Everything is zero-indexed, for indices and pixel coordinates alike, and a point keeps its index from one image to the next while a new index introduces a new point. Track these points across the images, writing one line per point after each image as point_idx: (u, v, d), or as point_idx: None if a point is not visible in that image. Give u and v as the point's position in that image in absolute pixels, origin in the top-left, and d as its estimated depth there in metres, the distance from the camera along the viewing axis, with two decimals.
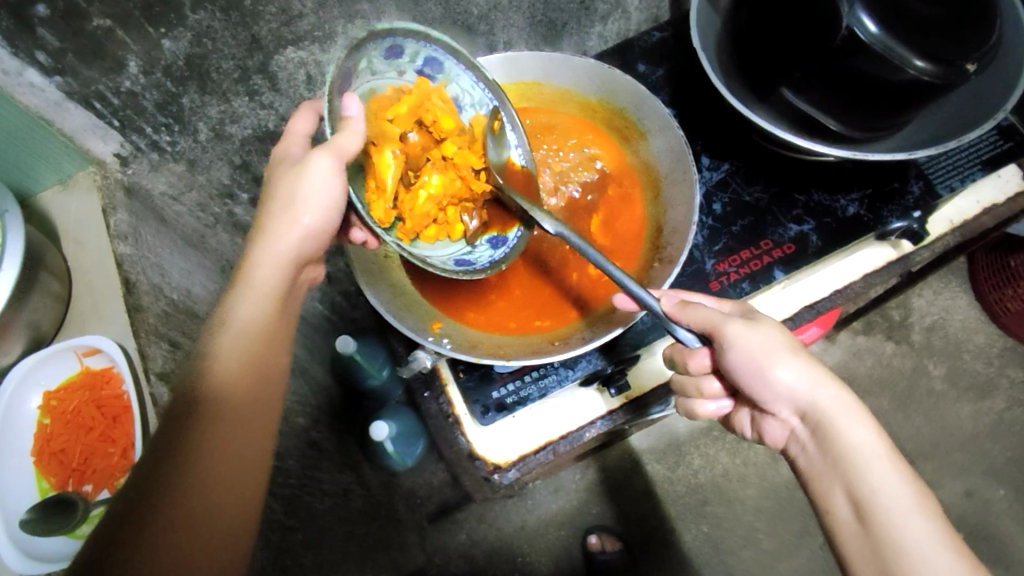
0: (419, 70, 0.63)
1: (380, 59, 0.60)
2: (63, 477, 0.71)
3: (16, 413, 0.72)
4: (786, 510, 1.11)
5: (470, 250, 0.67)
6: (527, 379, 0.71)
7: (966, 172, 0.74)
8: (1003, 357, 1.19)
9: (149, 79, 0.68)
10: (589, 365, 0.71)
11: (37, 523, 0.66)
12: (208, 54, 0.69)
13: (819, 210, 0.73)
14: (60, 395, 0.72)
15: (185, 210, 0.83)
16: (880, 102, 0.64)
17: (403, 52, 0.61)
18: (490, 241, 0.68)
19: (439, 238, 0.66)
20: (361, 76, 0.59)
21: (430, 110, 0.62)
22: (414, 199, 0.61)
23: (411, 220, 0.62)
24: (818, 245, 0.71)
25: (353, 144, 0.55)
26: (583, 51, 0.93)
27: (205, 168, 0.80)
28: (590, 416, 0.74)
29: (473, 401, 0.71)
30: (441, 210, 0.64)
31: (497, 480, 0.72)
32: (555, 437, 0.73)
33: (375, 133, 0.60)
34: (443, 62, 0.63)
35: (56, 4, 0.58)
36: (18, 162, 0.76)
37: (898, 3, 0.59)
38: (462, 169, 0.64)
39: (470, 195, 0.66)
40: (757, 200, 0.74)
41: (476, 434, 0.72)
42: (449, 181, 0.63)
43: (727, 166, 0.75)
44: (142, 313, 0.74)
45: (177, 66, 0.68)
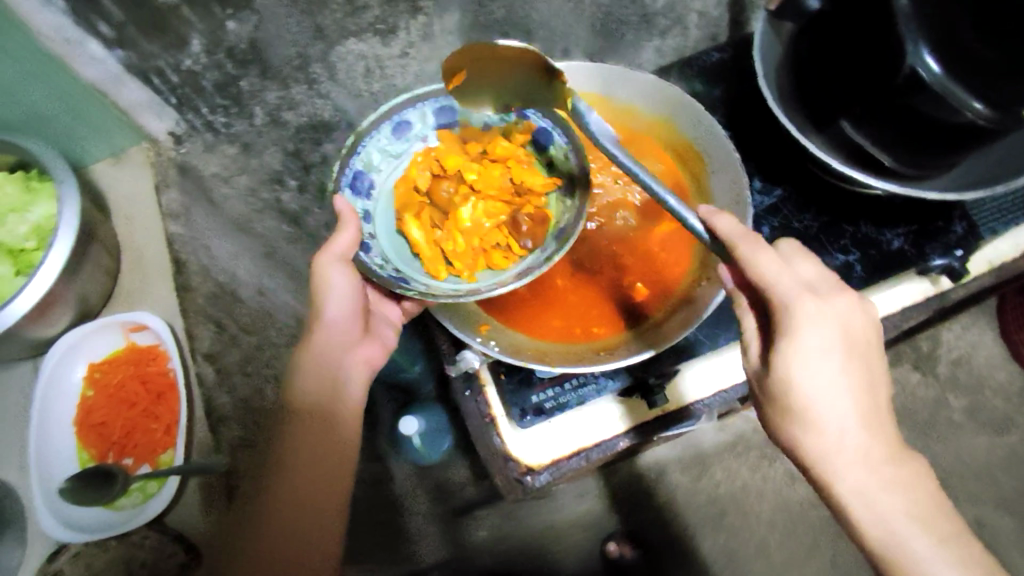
0: (437, 123, 0.69)
1: (388, 138, 0.68)
2: (104, 449, 0.73)
3: (60, 384, 0.73)
4: (797, 525, 1.13)
5: (542, 252, 0.65)
6: (566, 386, 0.73)
7: (1012, 217, 0.76)
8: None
9: (211, 59, 0.68)
10: (629, 377, 0.73)
11: (81, 487, 0.68)
12: (271, 40, 0.68)
13: (865, 242, 0.74)
14: (104, 368, 0.74)
15: (234, 194, 0.79)
16: (936, 143, 0.65)
17: (412, 122, 0.69)
18: (557, 235, 0.66)
19: (507, 263, 0.66)
20: (377, 166, 0.68)
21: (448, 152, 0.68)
22: (453, 239, 0.65)
23: (459, 260, 0.65)
24: (862, 275, 0.73)
25: (346, 242, 0.62)
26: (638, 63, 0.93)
27: (259, 153, 0.78)
28: (625, 426, 0.74)
29: (512, 404, 0.72)
30: (490, 238, 0.66)
31: (530, 482, 0.73)
32: (588, 444, 0.73)
33: (404, 203, 0.68)
34: (454, 107, 0.69)
35: None
36: (77, 135, 0.77)
37: (963, 49, 0.61)
38: (497, 188, 0.68)
39: (514, 203, 0.67)
40: (806, 227, 0.75)
41: (511, 436, 0.73)
42: (487, 206, 0.66)
43: (779, 191, 0.77)
44: (190, 293, 0.81)
45: (239, 49, 0.67)
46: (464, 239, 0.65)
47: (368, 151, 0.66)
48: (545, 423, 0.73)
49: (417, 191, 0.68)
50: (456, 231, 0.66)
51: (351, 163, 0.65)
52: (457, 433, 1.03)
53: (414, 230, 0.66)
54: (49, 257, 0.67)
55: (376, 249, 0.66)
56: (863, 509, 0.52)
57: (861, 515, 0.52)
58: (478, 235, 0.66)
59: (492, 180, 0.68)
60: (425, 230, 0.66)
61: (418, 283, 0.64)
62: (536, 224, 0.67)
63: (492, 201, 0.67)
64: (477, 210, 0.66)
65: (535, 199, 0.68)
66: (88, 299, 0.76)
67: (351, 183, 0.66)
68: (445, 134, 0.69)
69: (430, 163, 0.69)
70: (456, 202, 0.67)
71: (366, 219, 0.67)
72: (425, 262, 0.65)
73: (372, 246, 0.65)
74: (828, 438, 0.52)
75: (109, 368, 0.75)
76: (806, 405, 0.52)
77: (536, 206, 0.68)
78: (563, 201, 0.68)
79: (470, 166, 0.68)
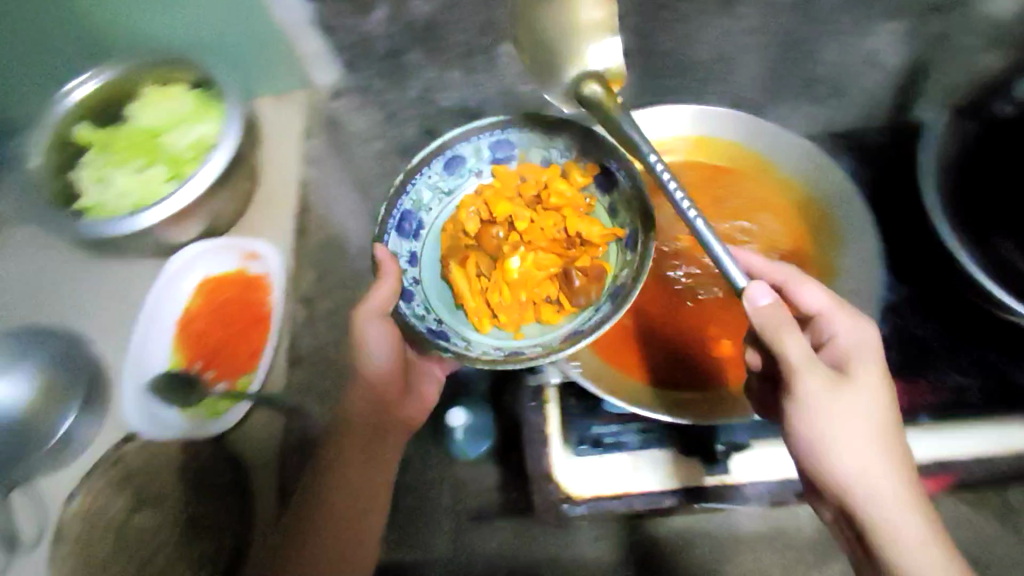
0: (490, 158, 0.77)
1: (440, 172, 0.76)
2: (192, 356, 0.78)
3: (173, 287, 0.80)
4: None
5: (594, 310, 0.68)
6: (630, 427, 0.74)
7: None
8: None
9: (393, 26, 0.79)
10: (693, 437, 0.73)
11: (166, 389, 0.76)
12: (449, 23, 0.79)
13: (987, 367, 0.69)
14: (215, 284, 0.81)
15: (369, 155, 0.85)
16: None
17: (462, 161, 0.77)
18: (609, 292, 0.69)
19: (557, 317, 0.71)
20: (426, 205, 0.76)
21: (497, 204, 0.74)
22: (503, 294, 0.71)
23: (503, 314, 0.70)
24: (977, 402, 0.68)
25: (381, 300, 0.69)
26: None
27: (400, 123, 0.84)
28: (677, 484, 0.72)
29: (573, 428, 0.75)
30: (539, 292, 0.71)
31: (566, 510, 0.72)
32: (634, 491, 0.71)
33: (451, 251, 0.74)
34: (508, 140, 0.76)
35: None
36: (254, 62, 0.83)
37: None
38: (550, 237, 0.73)
39: (568, 256, 0.72)
40: (925, 335, 0.71)
41: (561, 461, 0.72)
42: (540, 258, 0.72)
43: (905, 291, 0.73)
44: (304, 237, 0.85)
45: (417, 25, 0.78)
46: (511, 292, 0.71)
47: (416, 188, 0.75)
48: (598, 457, 0.73)
49: (465, 238, 0.75)
50: (505, 282, 0.71)
51: (399, 205, 0.73)
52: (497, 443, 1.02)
53: (462, 280, 0.71)
54: (211, 160, 0.73)
55: (420, 296, 0.73)
56: (894, 525, 0.58)
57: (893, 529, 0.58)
58: (530, 286, 0.71)
59: (545, 231, 0.73)
60: (468, 284, 0.72)
61: (460, 338, 0.70)
62: (590, 277, 0.71)
63: (545, 252, 0.72)
64: (526, 260, 0.71)
65: (592, 250, 0.73)
66: (218, 218, 0.81)
67: (399, 225, 0.73)
68: (501, 169, 0.77)
69: (481, 208, 0.75)
70: (507, 250, 0.72)
71: (411, 261, 0.74)
72: (471, 312, 0.71)
73: (416, 295, 0.73)
74: (867, 464, 0.59)
75: (218, 286, 0.81)
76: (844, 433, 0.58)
77: (594, 256, 0.72)
78: (621, 253, 0.72)
79: (522, 213, 0.73)
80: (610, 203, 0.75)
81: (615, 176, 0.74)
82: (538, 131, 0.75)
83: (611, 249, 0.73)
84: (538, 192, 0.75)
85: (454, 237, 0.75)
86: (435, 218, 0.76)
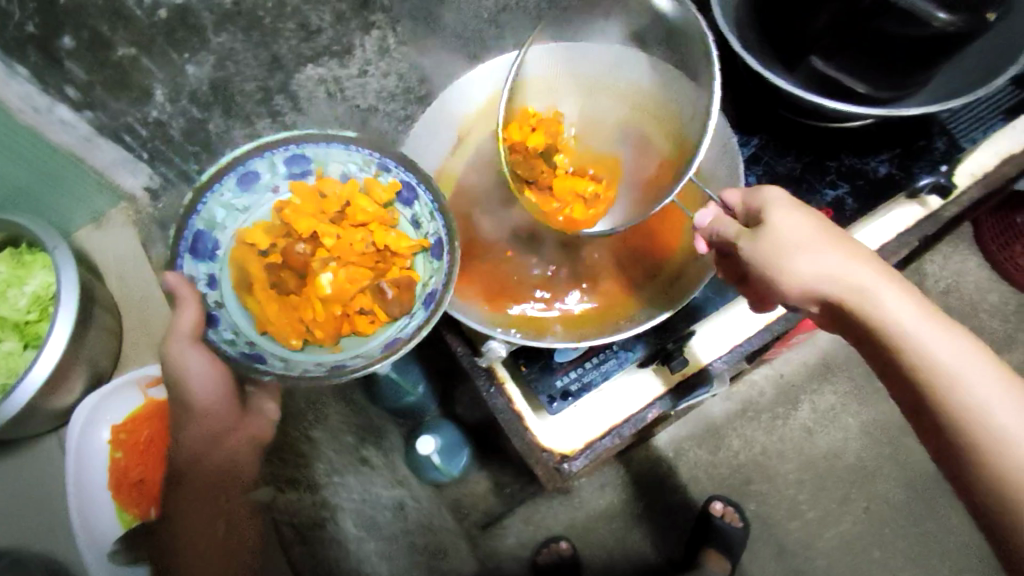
0: (288, 175, 0.66)
1: (232, 191, 0.64)
2: (145, 506, 0.76)
3: (87, 448, 0.76)
4: (826, 481, 1.12)
5: (405, 320, 0.63)
6: (589, 364, 0.72)
7: (987, 123, 0.79)
8: (1019, 314, 1.22)
9: (175, 107, 0.77)
10: (647, 347, 0.73)
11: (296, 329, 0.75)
12: (231, 78, 0.76)
13: (850, 173, 0.78)
14: (129, 428, 0.78)
15: (353, 74, 0.84)
16: (898, 59, 0.64)
17: (258, 175, 0.65)
18: (422, 299, 0.63)
19: (373, 328, 0.64)
20: (221, 224, 0.63)
21: (328, 232, 0.65)
22: (311, 307, 0.62)
23: (319, 330, 0.62)
24: (854, 207, 0.77)
25: (190, 320, 0.59)
26: (955, 135, 0.78)
27: (317, 31, 0.76)
28: (651, 396, 0.74)
29: (538, 392, 0.72)
30: (352, 304, 0.64)
31: (567, 469, 0.73)
32: (617, 421, 0.74)
33: (243, 276, 0.64)
34: (305, 153, 0.65)
35: (82, 37, 0.64)
36: None
37: (867, 19, 0.61)
38: (358, 253, 0.65)
39: (378, 269, 0.66)
40: (790, 170, 0.79)
41: (539, 427, 0.73)
42: (349, 275, 0.64)
43: (756, 141, 0.81)
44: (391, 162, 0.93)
45: (200, 91, 0.76)
46: (324, 310, 0.62)
47: (207, 207, 0.62)
48: (571, 407, 0.73)
49: (257, 249, 0.64)
50: (313, 297, 0.63)
51: (189, 226, 0.61)
52: (654, 470, 1.11)
53: (255, 308, 0.63)
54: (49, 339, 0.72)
55: (227, 320, 0.62)
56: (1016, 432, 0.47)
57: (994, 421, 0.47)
58: (340, 301, 0.63)
59: (355, 246, 0.65)
60: (241, 285, 0.64)
61: (275, 357, 0.61)
62: (400, 287, 0.63)
63: (353, 266, 0.65)
64: (339, 280, 0.63)
65: (399, 261, 0.66)
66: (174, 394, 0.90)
67: (191, 246, 0.62)
68: (299, 187, 0.65)
69: (278, 226, 0.66)
70: (314, 266, 0.63)
71: (211, 284, 0.62)
72: (274, 329, 0.62)
73: (222, 320, 0.62)
74: (950, 362, 0.50)
75: (133, 428, 0.78)
76: (834, 274, 0.54)
77: (399, 267, 0.66)
78: (428, 261, 0.65)
79: (327, 229, 0.65)
80: (415, 216, 0.66)
81: (416, 190, 0.65)
82: (424, 190, 0.65)
83: (419, 259, 0.66)
84: (346, 198, 0.66)
85: (247, 252, 0.64)
86: (232, 234, 0.65)
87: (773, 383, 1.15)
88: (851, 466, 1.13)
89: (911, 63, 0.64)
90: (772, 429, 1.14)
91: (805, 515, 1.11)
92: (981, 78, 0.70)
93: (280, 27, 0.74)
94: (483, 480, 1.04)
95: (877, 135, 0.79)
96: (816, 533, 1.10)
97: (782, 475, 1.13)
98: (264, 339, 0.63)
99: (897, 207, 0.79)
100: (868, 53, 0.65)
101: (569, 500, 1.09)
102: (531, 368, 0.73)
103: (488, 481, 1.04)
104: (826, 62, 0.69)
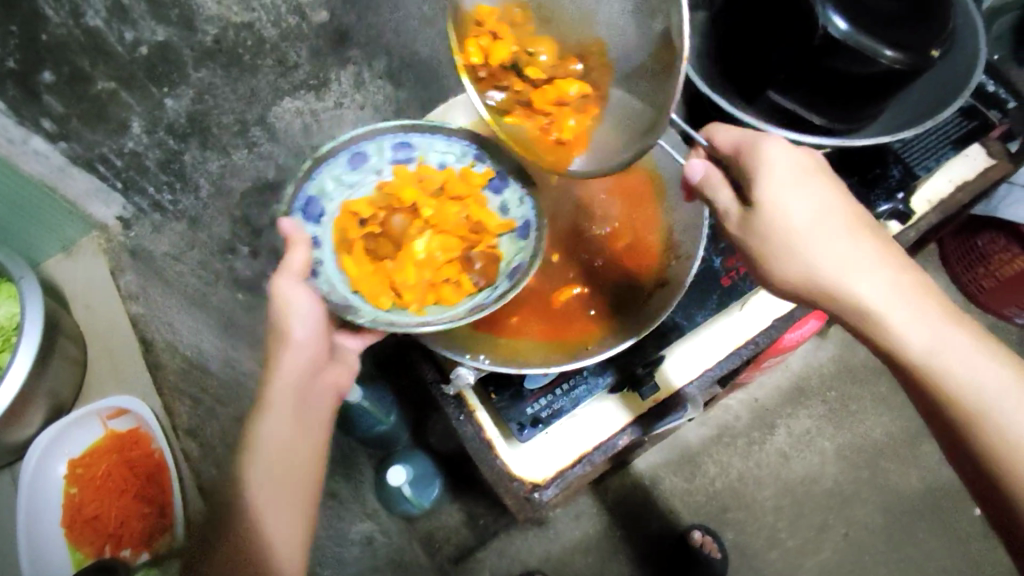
0: (393, 159, 0.71)
1: (342, 167, 0.69)
2: (99, 544, 0.76)
3: (41, 483, 0.75)
4: (803, 507, 1.12)
5: (492, 288, 0.66)
6: (559, 392, 0.71)
7: (938, 152, 0.82)
8: (985, 333, 1.25)
9: (152, 138, 0.75)
10: (618, 372, 0.72)
11: None
12: (210, 111, 0.76)
13: None
14: (86, 463, 0.77)
15: (330, 107, 0.86)
16: (850, 93, 0.66)
17: (367, 157, 0.70)
18: (506, 271, 0.67)
19: (456, 297, 0.66)
20: (330, 194, 0.68)
21: (425, 203, 0.69)
22: (405, 270, 0.65)
23: (408, 293, 0.65)
24: None
25: (299, 263, 0.59)
26: (911, 163, 0.81)
27: (295, 65, 0.78)
28: (623, 422, 0.73)
29: (508, 419, 0.71)
30: (439, 274, 0.67)
31: (537, 498, 0.71)
32: (589, 449, 0.73)
33: (343, 239, 0.67)
34: (411, 142, 0.71)
35: (62, 72, 0.65)
36: None
37: (818, 59, 0.63)
38: (451, 227, 0.69)
39: (469, 240, 0.69)
40: None
41: (511, 456, 0.72)
42: (442, 246, 0.68)
43: None
44: None
45: (178, 123, 0.75)
46: (415, 274, 0.66)
47: (320, 178, 0.67)
48: (542, 434, 0.72)
49: (358, 218, 0.68)
50: (409, 262, 0.66)
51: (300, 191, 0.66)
52: (632, 501, 1.12)
53: (352, 266, 0.66)
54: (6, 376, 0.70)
55: (325, 277, 0.65)
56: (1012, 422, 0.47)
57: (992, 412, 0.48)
58: (431, 268, 0.66)
59: (448, 220, 0.69)
60: (341, 246, 0.67)
61: (367, 312, 0.63)
62: (488, 260, 0.68)
63: (446, 237, 0.69)
64: (433, 249, 0.67)
65: (487, 239, 0.70)
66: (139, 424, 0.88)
67: (302, 207, 0.66)
68: (400, 169, 0.71)
69: (382, 199, 0.70)
70: (410, 234, 0.68)
71: (315, 244, 0.66)
72: (367, 290, 0.64)
73: (320, 275, 0.64)
74: (944, 350, 0.50)
75: (90, 461, 0.78)
76: (835, 271, 0.52)
77: (487, 244, 0.69)
78: (515, 240, 0.69)
79: (428, 202, 0.69)
80: (505, 202, 0.71)
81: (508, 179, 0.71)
82: (517, 180, 0.71)
83: (504, 238, 0.70)
84: (444, 181, 0.71)
85: (349, 220, 0.68)
86: (338, 204, 0.68)
87: (747, 408, 1.17)
88: (829, 491, 1.13)
89: (862, 95, 0.67)
90: (749, 454, 1.15)
91: (784, 543, 1.11)
92: (929, 110, 0.73)
93: (259, 64, 0.76)
94: (456, 513, 1.07)
95: (834, 164, 0.82)
96: (797, 560, 1.10)
97: (760, 503, 1.13)
98: (353, 296, 0.64)
99: None
100: (827, 87, 0.67)
101: (547, 530, 1.09)
102: (502, 396, 0.71)
103: (461, 513, 1.06)
104: (785, 95, 0.70)
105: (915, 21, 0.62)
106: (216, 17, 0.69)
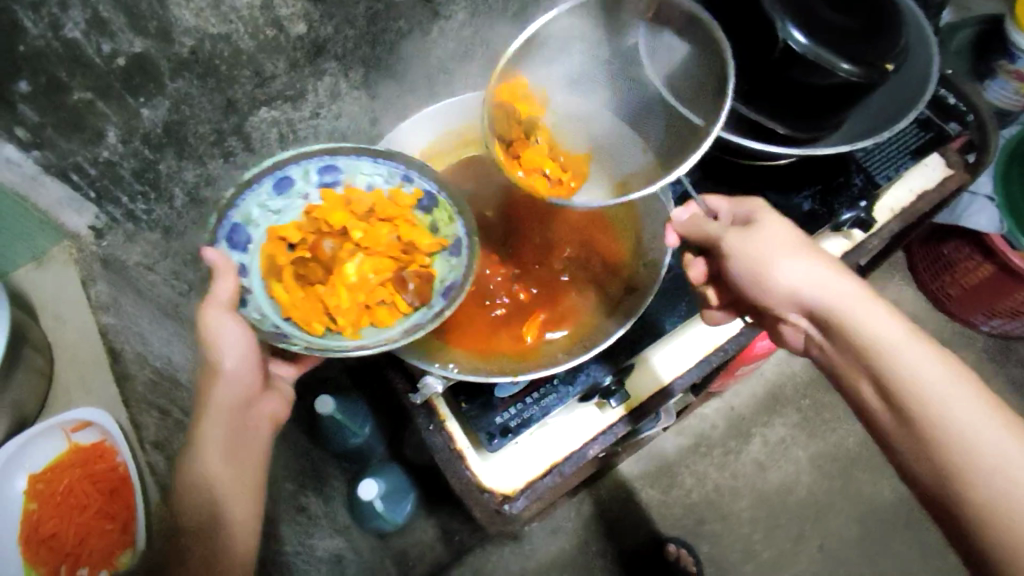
0: (321, 181, 0.68)
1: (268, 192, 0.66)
2: (56, 561, 0.75)
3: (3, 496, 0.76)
4: (779, 518, 1.12)
5: (428, 310, 0.66)
6: (529, 400, 0.71)
7: (898, 162, 0.84)
8: (954, 340, 1.27)
9: (127, 147, 0.74)
10: (588, 379, 0.72)
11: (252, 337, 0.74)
12: (186, 121, 0.76)
13: (777, 208, 0.82)
14: (47, 477, 0.78)
15: (305, 116, 0.86)
16: (811, 104, 0.68)
17: (292, 179, 0.67)
18: (443, 291, 0.67)
19: (391, 319, 0.66)
20: (257, 220, 0.66)
21: (355, 224, 0.67)
22: (336, 294, 0.64)
23: (342, 317, 0.63)
24: None
25: (227, 292, 0.59)
26: (872, 172, 0.83)
27: (271, 75, 0.79)
28: (593, 432, 0.73)
29: (477, 429, 0.70)
30: (372, 297, 0.66)
31: (507, 510, 0.70)
32: (558, 459, 0.72)
33: (273, 262, 0.65)
34: (338, 163, 0.68)
35: (39, 82, 0.63)
36: None
37: (780, 70, 0.65)
38: (384, 247, 0.68)
39: (401, 261, 0.68)
40: None
41: (481, 468, 0.71)
42: (372, 265, 0.67)
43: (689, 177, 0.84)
44: None
45: (154, 133, 0.74)
46: (349, 297, 0.65)
47: (244, 204, 0.64)
48: (512, 445, 0.71)
49: (287, 243, 0.66)
50: (341, 286, 0.65)
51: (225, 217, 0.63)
52: (609, 512, 1.11)
53: (284, 295, 0.64)
54: None
55: (255, 305, 0.64)
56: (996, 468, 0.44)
57: (973, 457, 0.45)
58: (364, 291, 0.65)
59: (381, 240, 0.68)
60: (269, 271, 0.65)
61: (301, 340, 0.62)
62: (421, 280, 0.67)
63: (378, 259, 0.68)
64: (364, 268, 0.66)
65: (419, 259, 0.68)
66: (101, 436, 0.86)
67: (227, 237, 0.64)
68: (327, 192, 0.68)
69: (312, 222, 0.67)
70: (342, 258, 0.67)
71: (241, 272, 0.64)
72: (299, 315, 0.63)
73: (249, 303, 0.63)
74: (928, 391, 0.48)
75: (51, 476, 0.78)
76: (809, 296, 0.55)
77: (420, 262, 0.68)
78: (448, 259, 0.68)
79: (358, 225, 0.67)
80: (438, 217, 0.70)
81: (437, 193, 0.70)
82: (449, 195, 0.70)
83: (439, 257, 0.69)
84: (373, 204, 0.69)
85: (280, 246, 0.66)
86: (264, 229, 0.66)
87: (723, 416, 1.17)
88: (803, 501, 1.13)
89: (822, 107, 0.69)
90: (724, 464, 1.15)
91: (759, 555, 1.10)
92: (887, 121, 0.75)
93: (236, 75, 0.76)
94: (430, 528, 1.05)
95: (799, 173, 0.84)
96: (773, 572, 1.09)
97: (736, 515, 1.12)
98: (288, 324, 0.63)
99: (826, 240, 0.83)
100: (788, 99, 0.68)
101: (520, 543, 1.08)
102: (472, 405, 0.71)
103: (435, 529, 1.05)
104: (748, 105, 0.72)
105: (871, 35, 0.64)
106: (194, 29, 0.69)
